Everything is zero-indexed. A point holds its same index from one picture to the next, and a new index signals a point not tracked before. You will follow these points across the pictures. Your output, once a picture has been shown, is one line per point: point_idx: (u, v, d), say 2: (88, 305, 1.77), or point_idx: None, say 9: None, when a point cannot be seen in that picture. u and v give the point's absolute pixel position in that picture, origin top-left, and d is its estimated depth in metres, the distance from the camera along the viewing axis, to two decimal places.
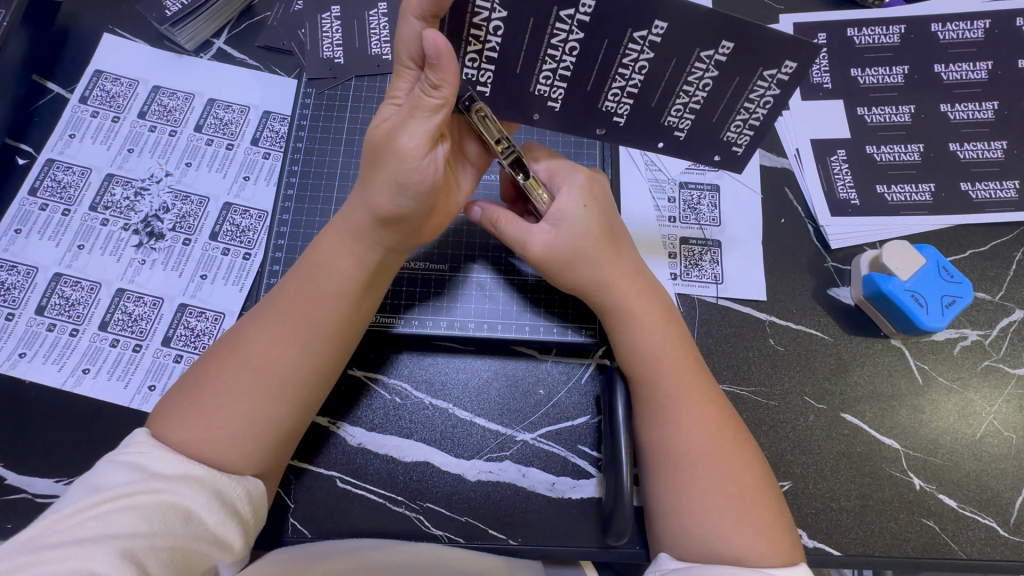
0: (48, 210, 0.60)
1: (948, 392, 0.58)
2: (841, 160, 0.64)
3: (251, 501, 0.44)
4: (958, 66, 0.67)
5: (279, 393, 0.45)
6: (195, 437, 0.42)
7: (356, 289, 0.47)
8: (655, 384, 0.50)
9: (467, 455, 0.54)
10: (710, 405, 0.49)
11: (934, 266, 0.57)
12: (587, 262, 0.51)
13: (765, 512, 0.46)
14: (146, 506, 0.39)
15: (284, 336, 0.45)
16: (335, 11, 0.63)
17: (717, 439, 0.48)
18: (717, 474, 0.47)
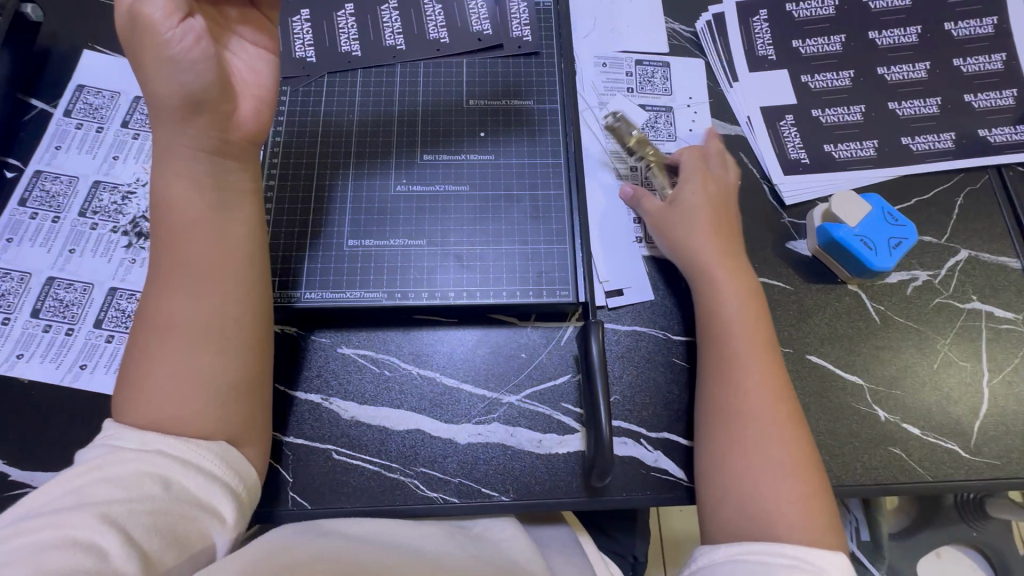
0: (38, 218, 0.62)
1: (905, 329, 0.61)
2: (790, 124, 0.69)
3: (225, 461, 0.46)
4: (890, 32, 0.72)
5: (186, 335, 0.47)
6: (158, 411, 0.45)
7: (217, 214, 0.50)
8: (738, 365, 0.53)
9: (456, 420, 0.56)
10: (778, 387, 0.52)
11: (880, 212, 0.61)
12: (682, 225, 0.60)
13: (819, 495, 0.48)
14: (119, 475, 0.41)
15: (182, 288, 0.48)
16: (304, 15, 0.65)
17: (780, 413, 0.51)
18: (778, 452, 0.49)
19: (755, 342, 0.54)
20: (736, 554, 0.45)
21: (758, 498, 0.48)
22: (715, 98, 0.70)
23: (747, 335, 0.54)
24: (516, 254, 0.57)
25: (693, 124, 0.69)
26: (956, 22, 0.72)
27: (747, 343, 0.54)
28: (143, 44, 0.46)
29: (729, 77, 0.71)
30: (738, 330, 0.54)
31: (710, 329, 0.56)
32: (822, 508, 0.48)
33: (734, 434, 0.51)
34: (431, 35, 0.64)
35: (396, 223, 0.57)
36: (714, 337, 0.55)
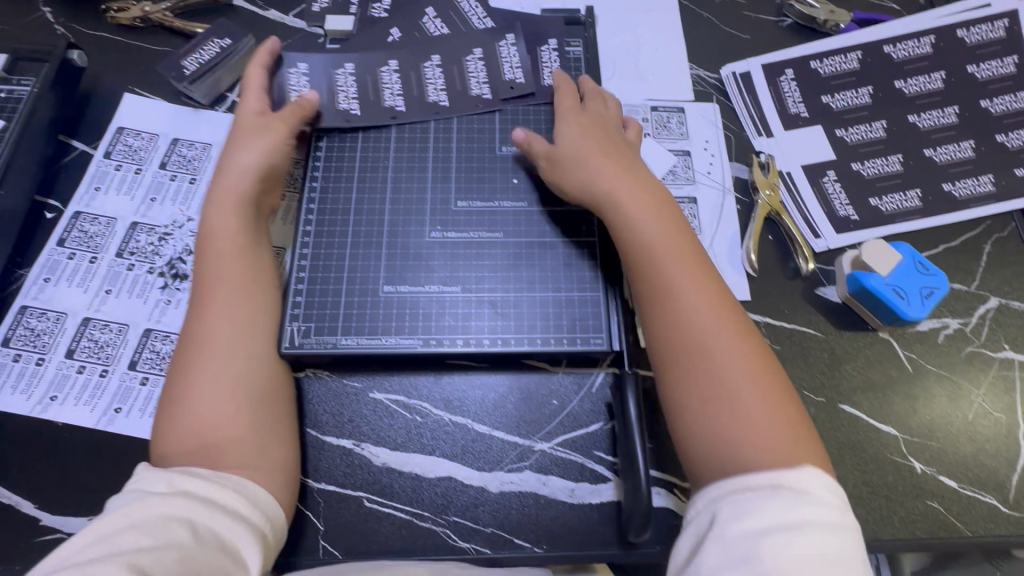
0: (75, 259, 0.63)
1: (937, 378, 0.61)
2: (833, 180, 0.70)
3: (255, 504, 0.46)
4: (916, 79, 0.74)
5: (225, 349, 0.51)
6: (191, 430, 0.48)
7: (247, 243, 0.55)
8: (682, 306, 0.49)
9: (488, 468, 0.56)
10: (718, 302, 0.50)
11: (910, 262, 0.61)
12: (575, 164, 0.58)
13: (790, 405, 0.47)
14: (147, 521, 0.40)
15: (217, 304, 0.52)
16: (348, 68, 0.66)
17: (733, 338, 0.48)
18: (748, 379, 0.46)
19: (689, 267, 0.51)
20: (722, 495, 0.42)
21: (744, 444, 0.44)
22: (737, 141, 0.72)
23: (683, 267, 0.51)
24: (550, 301, 0.57)
25: (713, 164, 0.70)
26: (978, 64, 0.74)
27: (683, 274, 0.51)
28: (250, 135, 0.59)
29: (765, 133, 0.72)
30: (672, 262, 0.51)
31: (649, 270, 0.51)
32: (805, 427, 0.46)
33: (700, 381, 0.47)
34: (474, 90, 0.66)
35: (431, 269, 0.58)
36: (656, 279, 0.51)
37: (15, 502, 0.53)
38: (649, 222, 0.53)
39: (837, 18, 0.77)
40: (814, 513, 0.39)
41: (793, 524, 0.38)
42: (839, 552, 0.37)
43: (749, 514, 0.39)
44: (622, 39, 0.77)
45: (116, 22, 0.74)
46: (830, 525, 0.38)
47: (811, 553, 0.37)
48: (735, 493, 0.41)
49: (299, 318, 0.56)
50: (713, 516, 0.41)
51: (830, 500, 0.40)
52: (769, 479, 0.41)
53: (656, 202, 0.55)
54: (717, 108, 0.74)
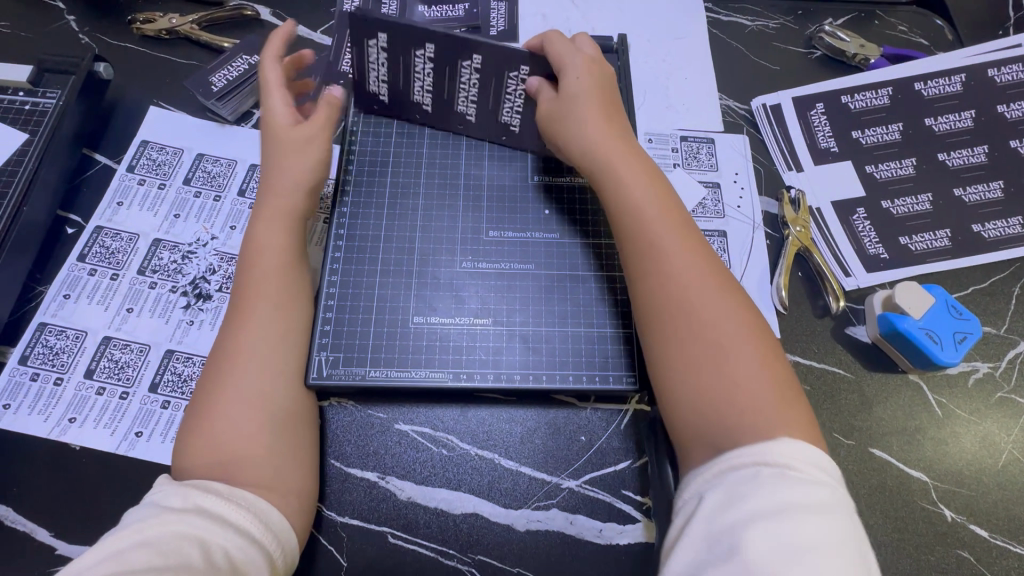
0: (96, 275, 0.62)
1: (967, 423, 0.61)
2: (863, 218, 0.69)
3: (266, 527, 0.45)
4: (946, 117, 0.73)
5: (255, 363, 0.50)
6: (211, 443, 0.47)
7: (290, 259, 0.54)
8: (673, 272, 0.50)
9: (514, 505, 0.55)
10: (712, 272, 0.50)
11: (943, 305, 0.60)
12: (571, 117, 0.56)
13: (781, 368, 0.47)
14: (157, 536, 0.41)
15: (253, 318, 0.51)
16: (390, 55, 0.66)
17: (718, 295, 0.49)
18: (740, 344, 0.47)
19: (682, 239, 0.51)
20: (719, 476, 0.42)
21: (729, 405, 0.45)
22: (766, 175, 0.72)
23: (677, 237, 0.51)
24: (582, 338, 0.56)
25: (743, 198, 0.70)
26: (1008, 104, 0.74)
27: (676, 245, 0.51)
28: (289, 149, 0.57)
29: (795, 166, 0.72)
30: (667, 231, 0.52)
31: (637, 237, 0.52)
32: (795, 391, 0.47)
33: (688, 345, 0.48)
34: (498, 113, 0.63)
35: (462, 299, 0.57)
36: (639, 244, 0.52)
37: (31, 528, 0.52)
38: (644, 192, 0.53)
39: (867, 52, 0.77)
40: (797, 492, 0.39)
41: (776, 507, 0.38)
42: (824, 530, 0.37)
43: (733, 499, 0.40)
44: (653, 68, 0.77)
45: (142, 33, 0.73)
46: (818, 505, 0.38)
47: (794, 535, 0.37)
48: (722, 475, 0.42)
49: (326, 347, 0.55)
50: (701, 500, 0.41)
51: (819, 476, 0.40)
52: (753, 454, 0.41)
53: (653, 176, 0.55)
54: (746, 139, 0.73)
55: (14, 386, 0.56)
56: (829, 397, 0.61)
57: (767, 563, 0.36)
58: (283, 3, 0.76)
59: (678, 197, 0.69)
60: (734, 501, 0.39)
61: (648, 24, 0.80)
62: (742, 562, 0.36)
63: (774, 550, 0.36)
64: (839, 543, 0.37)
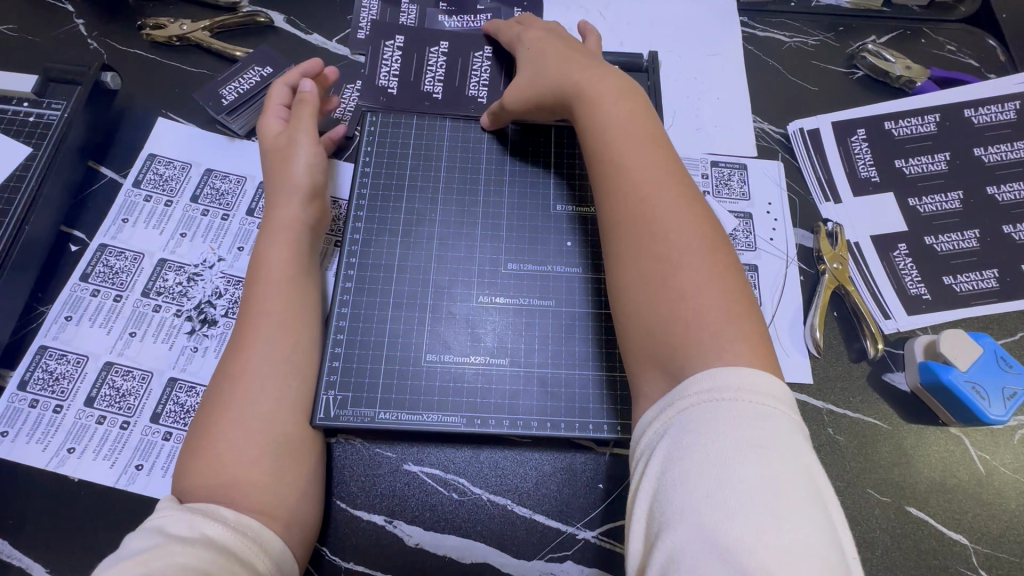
0: (99, 296, 0.59)
1: (1013, 483, 0.57)
2: (904, 255, 0.65)
3: (272, 561, 0.43)
4: (997, 148, 0.69)
5: (258, 381, 0.49)
6: (213, 463, 0.45)
7: (296, 273, 0.54)
8: (640, 187, 0.48)
9: (527, 556, 0.52)
10: (678, 181, 0.48)
11: (991, 356, 0.57)
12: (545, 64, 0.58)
13: (740, 289, 0.44)
14: (156, 565, 0.37)
15: (258, 334, 0.50)
16: (442, 48, 0.67)
17: (680, 211, 0.46)
18: (694, 260, 0.44)
19: (652, 154, 0.49)
20: (667, 426, 0.39)
21: (679, 325, 0.42)
22: (802, 205, 0.67)
23: (638, 147, 0.50)
24: (604, 382, 0.53)
25: (777, 229, 0.66)
26: None
27: (638, 153, 0.49)
28: (285, 150, 0.59)
29: (832, 196, 0.68)
30: (633, 148, 0.50)
31: (600, 159, 0.51)
32: (752, 313, 0.43)
33: (644, 266, 0.45)
34: (471, 90, 0.66)
35: (477, 337, 0.54)
36: (604, 164, 0.50)
37: (27, 565, 0.50)
38: (619, 112, 0.52)
39: (913, 75, 0.73)
40: (744, 433, 0.36)
41: (726, 455, 0.35)
42: (782, 470, 0.34)
43: (680, 453, 0.36)
44: (682, 85, 0.73)
45: (152, 39, 0.70)
46: (772, 447, 0.35)
47: (751, 486, 0.34)
48: (669, 425, 0.39)
49: (334, 385, 0.53)
50: (649, 457, 0.38)
51: (770, 410, 0.37)
52: (698, 393, 0.38)
53: (633, 100, 0.53)
54: (781, 166, 0.69)
55: (12, 412, 0.54)
56: (863, 450, 0.57)
57: (721, 524, 0.33)
58: (299, 10, 0.73)
59: None
60: (686, 454, 0.36)
61: (679, 38, 0.76)
62: (695, 526, 0.33)
63: (730, 504, 0.33)
64: (799, 484, 0.34)
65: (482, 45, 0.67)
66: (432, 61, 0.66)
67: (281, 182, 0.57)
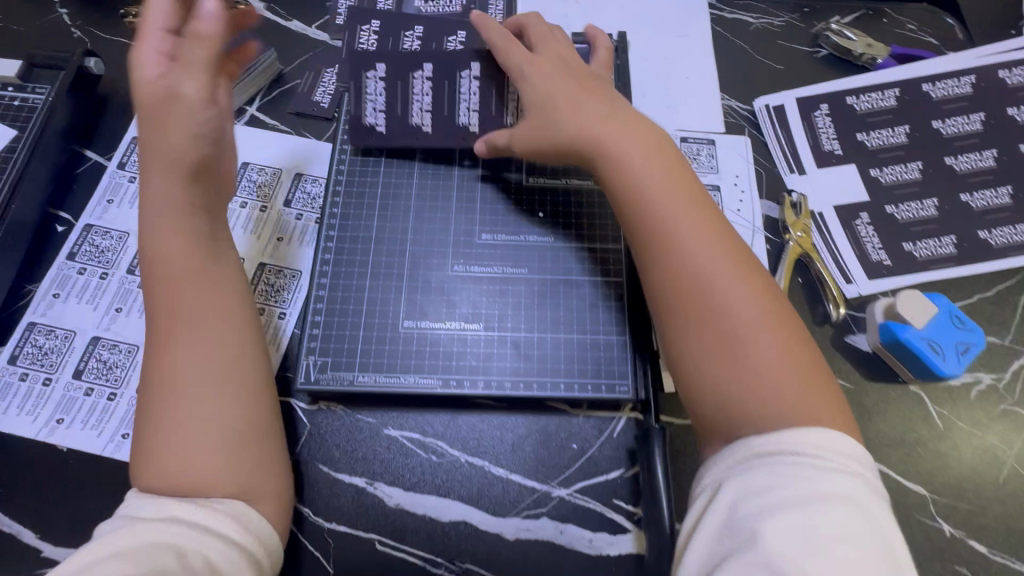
0: (86, 274, 0.61)
1: (969, 436, 0.59)
2: (866, 223, 0.68)
3: (251, 531, 0.45)
4: (954, 120, 0.72)
5: (187, 382, 0.47)
6: (163, 469, 0.45)
7: (204, 261, 0.52)
8: (692, 254, 0.47)
9: (504, 513, 0.55)
10: (724, 241, 0.48)
11: (946, 315, 0.59)
12: (553, 112, 0.55)
13: (803, 345, 0.46)
14: (124, 542, 0.40)
15: (175, 338, 0.49)
16: (426, 70, 0.59)
17: (736, 274, 0.47)
18: (760, 328, 0.45)
19: (687, 204, 0.50)
20: (740, 465, 0.41)
21: (753, 395, 0.43)
22: (768, 177, 0.70)
23: (679, 204, 0.49)
24: (575, 345, 0.55)
25: (743, 200, 0.68)
26: (1018, 107, 0.72)
27: (683, 218, 0.49)
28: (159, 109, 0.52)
29: (797, 168, 0.70)
30: (678, 211, 0.49)
31: (644, 224, 0.50)
32: (819, 371, 0.45)
33: (706, 334, 0.46)
34: (461, 118, 0.60)
35: (452, 305, 0.56)
36: (651, 227, 0.49)
37: (18, 530, 0.51)
38: (637, 151, 0.52)
39: (874, 52, 0.75)
40: (822, 481, 0.38)
41: (796, 498, 0.37)
42: (858, 524, 0.37)
43: (751, 490, 0.39)
44: (653, 66, 0.75)
45: (134, 27, 0.72)
46: (843, 495, 0.37)
47: (824, 531, 0.36)
48: (744, 462, 0.41)
49: (315, 351, 0.55)
50: (719, 487, 0.40)
51: (849, 470, 0.39)
52: (779, 442, 0.40)
53: (664, 151, 0.53)
54: (748, 141, 0.72)
55: (3, 386, 0.56)
56: None
57: (785, 558, 0.35)
58: None
59: None
60: (755, 494, 0.38)
61: (649, 21, 0.78)
62: (759, 554, 0.36)
63: (801, 542, 0.36)
64: (873, 538, 0.36)
65: (470, 60, 0.59)
66: (417, 87, 0.59)
67: (157, 151, 0.52)
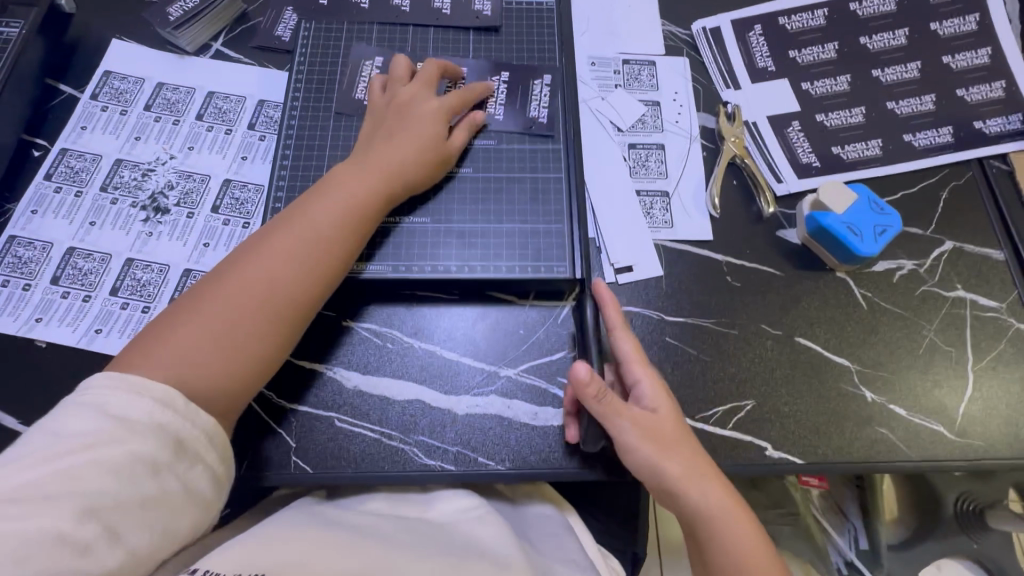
0: (61, 193, 0.65)
1: (891, 315, 0.64)
2: (797, 130, 0.72)
3: (217, 450, 0.46)
4: (880, 36, 0.76)
5: (254, 307, 0.51)
6: (182, 360, 0.47)
7: (304, 220, 0.54)
8: (697, 521, 0.50)
9: (456, 391, 0.58)
10: (715, 478, 0.52)
11: (865, 202, 0.64)
12: (665, 445, 0.52)
13: (756, 528, 0.51)
14: (110, 456, 0.41)
15: (257, 265, 0.52)
16: (504, 77, 0.68)
17: (724, 495, 0.51)
18: (738, 548, 0.50)
19: (703, 473, 0.51)
20: None
21: None
22: (705, 92, 0.74)
23: (698, 480, 0.51)
24: (513, 232, 0.62)
25: (680, 114, 0.72)
26: (941, 22, 0.76)
27: (693, 490, 0.50)
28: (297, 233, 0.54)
29: (732, 83, 0.75)
30: (689, 468, 0.51)
31: (649, 472, 0.51)
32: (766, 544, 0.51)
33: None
34: (532, 112, 0.67)
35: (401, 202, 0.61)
36: (659, 487, 0.52)
37: (0, 416, 0.55)
38: (651, 415, 0.52)
39: None
40: None
41: None
42: None
43: None
44: None
45: None
46: None
47: None
48: None
49: None
50: None
51: None
52: None
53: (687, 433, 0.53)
54: (687, 61, 0.76)
55: None
56: (757, 293, 0.64)
57: None
58: None
59: (618, 107, 0.72)
60: None
61: None
62: None
63: None
64: None
65: (539, 74, 0.69)
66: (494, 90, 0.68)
67: (299, 224, 0.54)
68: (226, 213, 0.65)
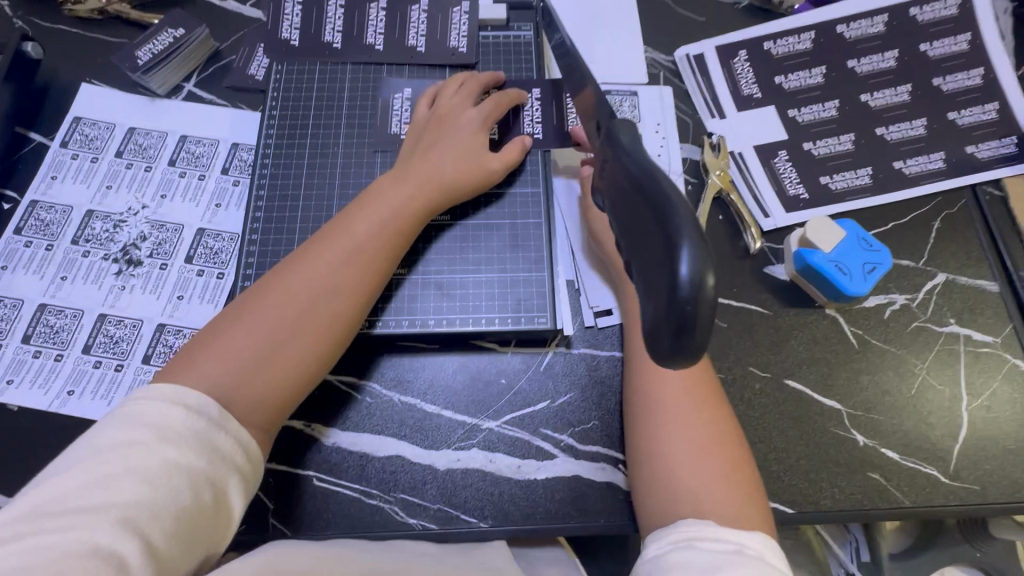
0: (32, 247, 0.64)
1: (883, 353, 0.62)
2: (784, 160, 0.70)
3: (248, 455, 0.44)
4: (868, 59, 0.74)
5: (298, 310, 0.49)
6: (222, 359, 0.46)
7: (352, 223, 0.54)
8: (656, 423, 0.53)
9: (437, 446, 0.57)
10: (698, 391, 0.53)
11: (854, 237, 0.62)
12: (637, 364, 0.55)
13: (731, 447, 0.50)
14: (147, 465, 0.39)
15: (306, 264, 0.51)
16: (534, 94, 0.68)
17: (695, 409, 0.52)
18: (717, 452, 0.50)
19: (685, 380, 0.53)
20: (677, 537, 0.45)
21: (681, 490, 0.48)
22: (689, 124, 0.73)
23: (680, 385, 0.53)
24: (494, 282, 0.61)
25: (662, 147, 0.71)
26: (931, 42, 0.74)
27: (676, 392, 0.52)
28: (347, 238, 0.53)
29: (716, 113, 0.73)
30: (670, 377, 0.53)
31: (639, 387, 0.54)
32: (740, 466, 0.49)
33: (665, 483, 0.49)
34: (570, 124, 0.66)
35: None
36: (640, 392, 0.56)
37: None
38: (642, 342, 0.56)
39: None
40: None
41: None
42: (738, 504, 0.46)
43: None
44: (579, 24, 0.78)
45: (74, 14, 0.74)
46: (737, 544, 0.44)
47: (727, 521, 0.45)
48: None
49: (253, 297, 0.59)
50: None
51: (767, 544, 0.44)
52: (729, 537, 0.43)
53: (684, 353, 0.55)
54: (669, 91, 0.74)
55: None
56: (744, 334, 0.62)
57: None
58: None
59: None
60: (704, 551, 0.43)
61: None
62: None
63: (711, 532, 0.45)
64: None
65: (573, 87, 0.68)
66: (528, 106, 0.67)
67: (342, 233, 0.53)
68: (200, 264, 0.64)
